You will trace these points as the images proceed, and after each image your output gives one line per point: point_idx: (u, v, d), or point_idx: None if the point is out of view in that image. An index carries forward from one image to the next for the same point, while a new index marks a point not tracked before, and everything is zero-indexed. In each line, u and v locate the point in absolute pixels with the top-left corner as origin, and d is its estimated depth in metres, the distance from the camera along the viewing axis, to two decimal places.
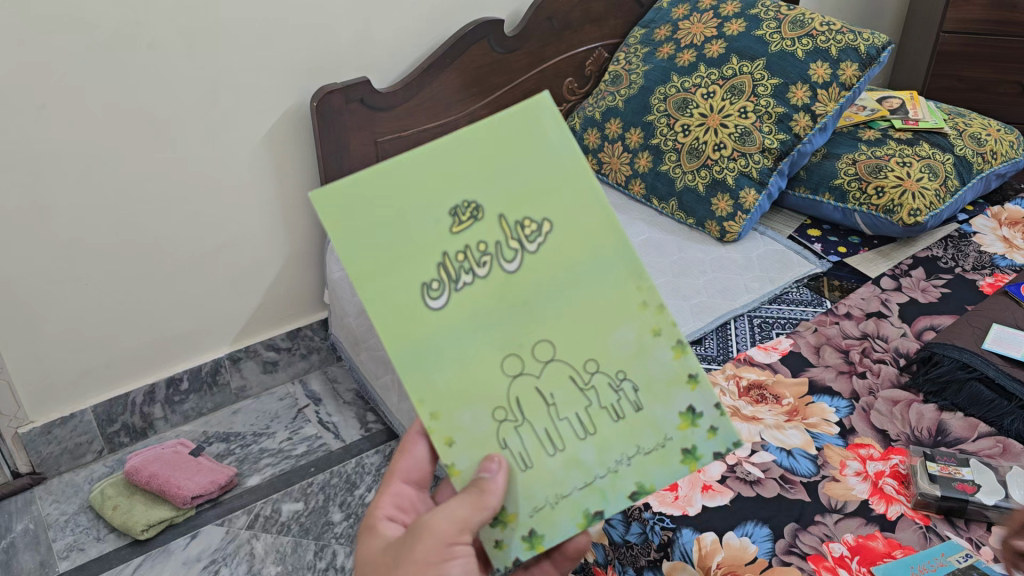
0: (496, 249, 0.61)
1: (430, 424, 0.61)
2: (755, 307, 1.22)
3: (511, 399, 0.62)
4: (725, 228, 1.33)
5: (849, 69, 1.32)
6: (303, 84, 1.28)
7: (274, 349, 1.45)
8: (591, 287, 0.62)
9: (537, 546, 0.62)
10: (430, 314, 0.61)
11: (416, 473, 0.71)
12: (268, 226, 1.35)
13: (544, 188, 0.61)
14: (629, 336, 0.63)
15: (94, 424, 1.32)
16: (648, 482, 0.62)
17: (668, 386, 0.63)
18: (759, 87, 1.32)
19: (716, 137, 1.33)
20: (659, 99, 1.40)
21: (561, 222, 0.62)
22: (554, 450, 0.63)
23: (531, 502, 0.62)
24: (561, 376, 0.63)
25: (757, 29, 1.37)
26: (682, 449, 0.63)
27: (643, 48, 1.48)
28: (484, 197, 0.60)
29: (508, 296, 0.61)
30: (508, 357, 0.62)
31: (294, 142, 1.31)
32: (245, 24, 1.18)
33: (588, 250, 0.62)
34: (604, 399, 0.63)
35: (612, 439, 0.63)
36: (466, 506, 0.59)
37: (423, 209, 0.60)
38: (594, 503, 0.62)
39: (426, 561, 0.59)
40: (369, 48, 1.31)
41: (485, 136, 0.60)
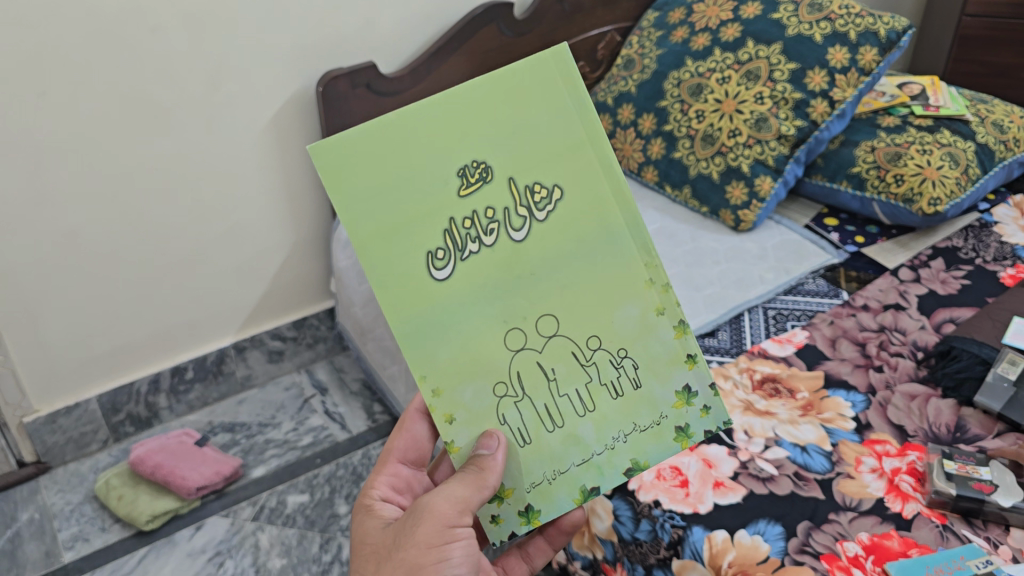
0: (505, 217, 0.65)
1: (432, 401, 0.65)
2: (770, 299, 1.19)
3: (512, 373, 0.66)
4: (739, 217, 1.30)
5: (868, 54, 1.28)
6: (308, 70, 1.25)
7: (279, 338, 1.43)
8: (599, 266, 0.68)
9: (533, 521, 0.67)
10: (436, 284, 0.64)
11: (413, 453, 0.78)
12: (273, 214, 1.33)
13: (555, 155, 0.66)
14: (633, 313, 0.69)
15: (98, 413, 1.31)
16: (644, 458, 0.68)
17: (668, 364, 0.69)
18: (775, 72, 1.29)
19: (731, 124, 1.30)
20: (673, 84, 1.37)
21: (568, 191, 0.67)
22: (554, 426, 0.68)
23: (529, 478, 0.67)
24: (563, 351, 0.68)
25: (774, 12, 1.33)
26: (676, 426, 0.69)
27: (657, 30, 1.44)
28: (495, 161, 0.64)
29: (515, 267, 0.66)
30: (511, 331, 0.66)
31: (299, 128, 1.29)
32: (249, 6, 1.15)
33: (595, 220, 0.67)
34: (605, 375, 0.69)
35: (610, 416, 0.68)
36: (467, 485, 0.63)
37: (438, 171, 0.63)
38: (591, 478, 0.68)
39: (429, 543, 0.63)
40: (375, 32, 1.28)
41: (497, 99, 0.65)
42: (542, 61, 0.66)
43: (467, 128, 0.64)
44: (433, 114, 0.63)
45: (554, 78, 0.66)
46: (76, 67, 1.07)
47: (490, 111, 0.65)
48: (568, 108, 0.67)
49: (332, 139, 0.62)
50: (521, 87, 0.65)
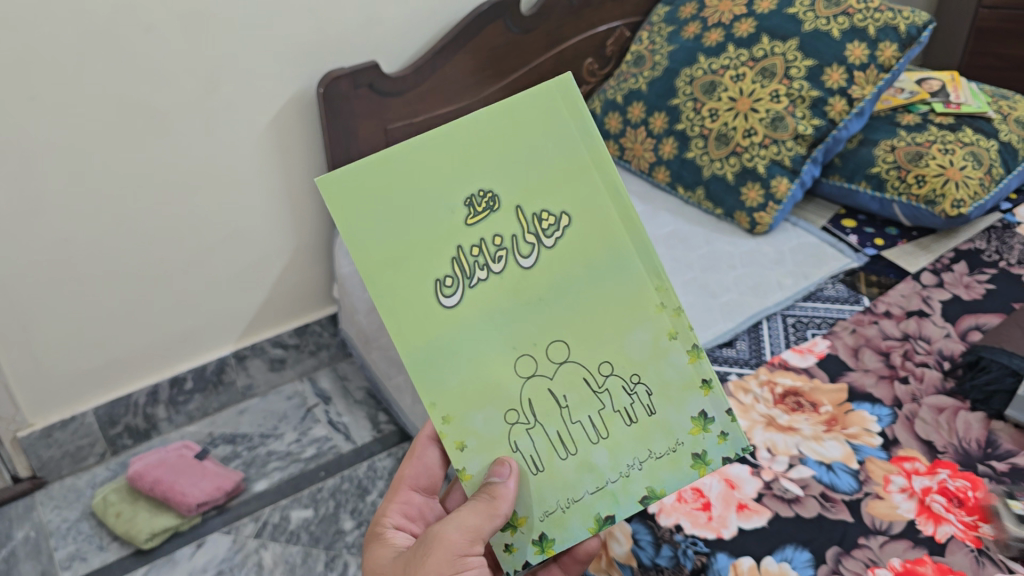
0: (512, 244, 0.67)
1: (442, 428, 0.66)
2: (788, 306, 1.15)
3: (524, 400, 0.67)
4: (755, 220, 1.25)
5: (887, 50, 1.24)
6: (307, 70, 1.21)
7: (281, 345, 1.39)
8: (609, 292, 0.69)
9: (547, 550, 0.67)
10: (445, 311, 0.66)
11: (425, 481, 0.79)
12: (274, 219, 1.29)
13: (560, 182, 0.68)
14: (644, 338, 0.69)
15: (96, 426, 1.27)
16: (660, 486, 0.68)
17: (683, 389, 0.69)
18: (791, 69, 1.25)
19: (746, 123, 1.26)
20: (685, 81, 1.33)
21: (575, 218, 0.68)
22: (567, 454, 0.68)
23: (542, 507, 0.67)
24: (576, 377, 0.68)
25: (790, 7, 1.28)
26: (693, 453, 0.68)
27: (668, 25, 1.39)
28: (501, 190, 0.67)
29: (524, 294, 0.67)
30: (522, 358, 0.67)
31: (300, 130, 1.24)
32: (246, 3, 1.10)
33: (602, 246, 0.69)
34: (618, 402, 0.69)
35: (625, 442, 0.68)
36: (477, 514, 0.64)
37: (445, 200, 0.66)
38: (606, 506, 0.67)
39: (439, 573, 0.63)
40: (377, 29, 1.23)
41: (502, 129, 0.67)
42: (546, 90, 0.68)
43: (472, 157, 0.66)
44: (437, 145, 0.66)
45: (557, 106, 0.68)
46: (66, 70, 1.03)
47: (495, 139, 0.67)
48: (573, 135, 0.69)
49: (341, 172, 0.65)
50: (526, 117, 0.68)
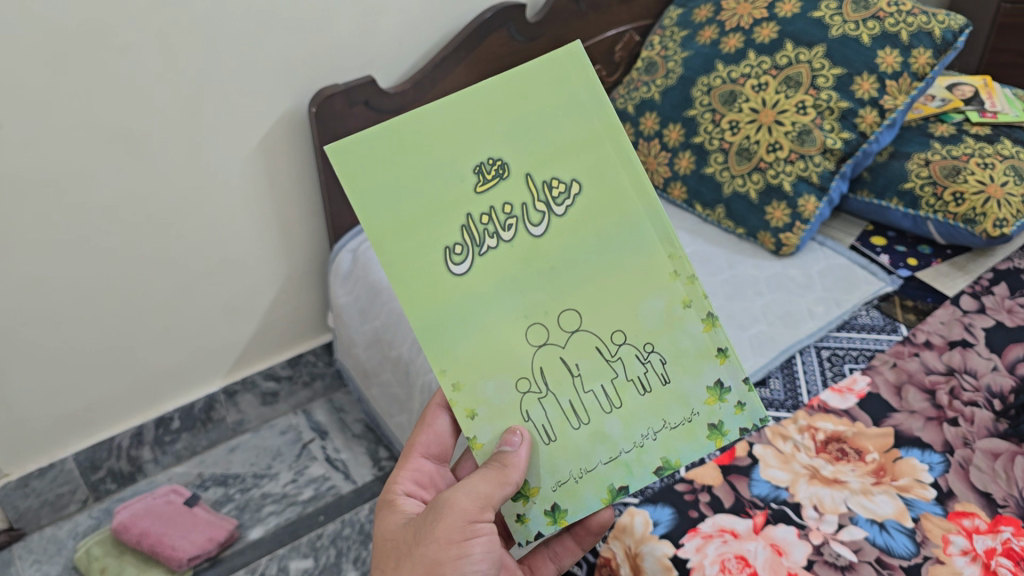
0: (522, 213, 0.68)
1: (453, 396, 0.67)
2: (822, 337, 1.07)
3: (535, 369, 0.68)
4: (781, 241, 1.17)
5: (921, 56, 1.16)
6: (299, 87, 1.11)
7: (273, 378, 1.31)
8: (621, 260, 0.70)
9: (559, 521, 0.68)
10: (454, 278, 0.67)
11: (435, 448, 0.79)
12: (263, 244, 1.20)
13: (571, 151, 0.69)
14: (658, 306, 0.70)
15: (76, 473, 1.18)
16: (674, 456, 0.69)
17: (698, 359, 0.70)
18: (818, 78, 1.17)
19: (771, 136, 1.17)
20: (702, 90, 1.24)
21: (586, 187, 0.69)
22: (579, 423, 0.69)
23: (554, 477, 0.68)
24: (588, 346, 0.69)
25: (815, 10, 1.20)
26: (708, 423, 0.70)
27: (681, 29, 1.30)
28: (510, 159, 0.68)
29: (535, 263, 0.68)
30: (533, 326, 0.68)
31: (292, 152, 1.15)
32: (231, 15, 1.01)
33: (614, 214, 0.70)
34: (631, 371, 0.70)
35: (638, 412, 0.69)
36: (488, 481, 0.64)
37: (455, 169, 0.67)
38: (619, 477, 0.68)
39: (450, 540, 0.64)
40: (374, 40, 1.14)
41: (513, 98, 0.68)
42: (558, 58, 0.69)
43: (482, 126, 0.67)
44: (446, 115, 0.67)
45: (570, 74, 0.69)
46: (33, 94, 0.93)
47: (505, 109, 0.68)
48: (584, 103, 0.70)
49: (350, 138, 0.66)
50: (537, 86, 0.69)
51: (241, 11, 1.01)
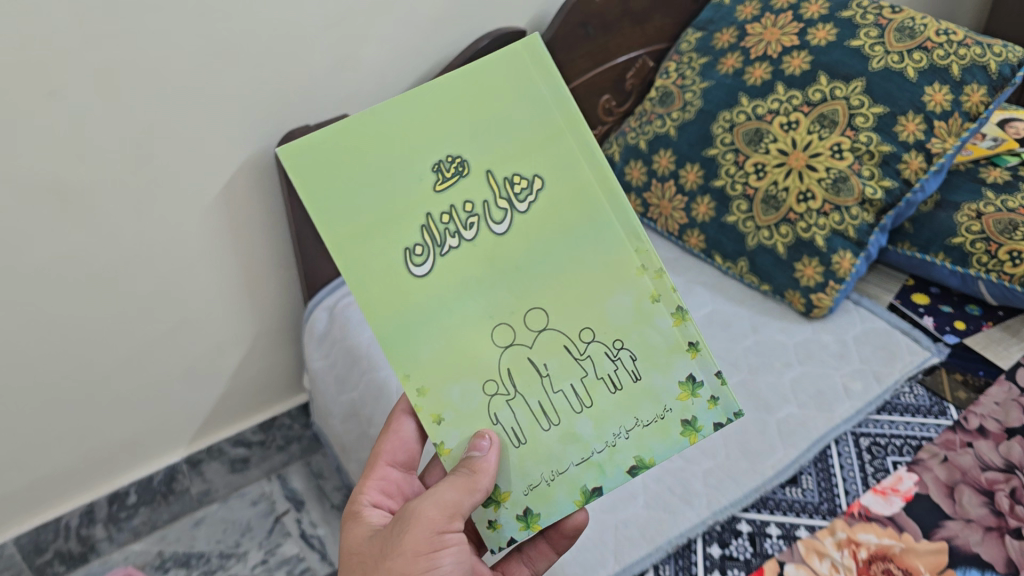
0: (484, 210, 0.65)
1: (418, 401, 0.64)
2: (860, 422, 0.93)
3: (502, 370, 0.65)
4: (812, 302, 1.04)
5: (975, 94, 1.01)
6: (263, 128, 0.98)
7: (243, 445, 1.19)
8: (588, 255, 0.67)
9: (533, 526, 0.65)
10: (416, 280, 0.64)
11: (402, 455, 0.73)
12: (228, 299, 1.07)
13: (533, 146, 0.66)
14: (626, 302, 0.67)
15: (17, 557, 1.06)
16: (648, 455, 0.65)
17: (669, 354, 0.67)
18: (856, 117, 1.02)
19: (801, 183, 1.04)
20: (724, 127, 1.10)
21: (549, 182, 0.66)
22: (550, 424, 0.65)
23: (526, 480, 0.65)
24: (556, 346, 0.66)
25: (852, 38, 1.05)
26: (682, 420, 0.66)
27: (700, 55, 1.16)
28: (471, 155, 0.65)
29: (499, 261, 0.65)
30: (498, 327, 0.65)
31: (259, 202, 1.02)
32: (185, 53, 0.87)
33: (580, 210, 0.66)
34: (601, 368, 0.67)
35: (610, 412, 0.66)
36: (456, 489, 0.61)
37: (413, 166, 0.64)
38: (592, 478, 0.65)
39: (417, 552, 0.59)
40: (352, 74, 1.00)
41: (471, 92, 0.65)
42: (514, 53, 0.66)
43: (440, 123, 0.64)
44: (403, 112, 0.64)
45: (527, 67, 0.66)
46: None
47: (465, 103, 0.65)
48: (544, 97, 0.66)
49: (303, 141, 0.64)
50: (495, 78, 0.66)
51: (195, 49, 0.87)
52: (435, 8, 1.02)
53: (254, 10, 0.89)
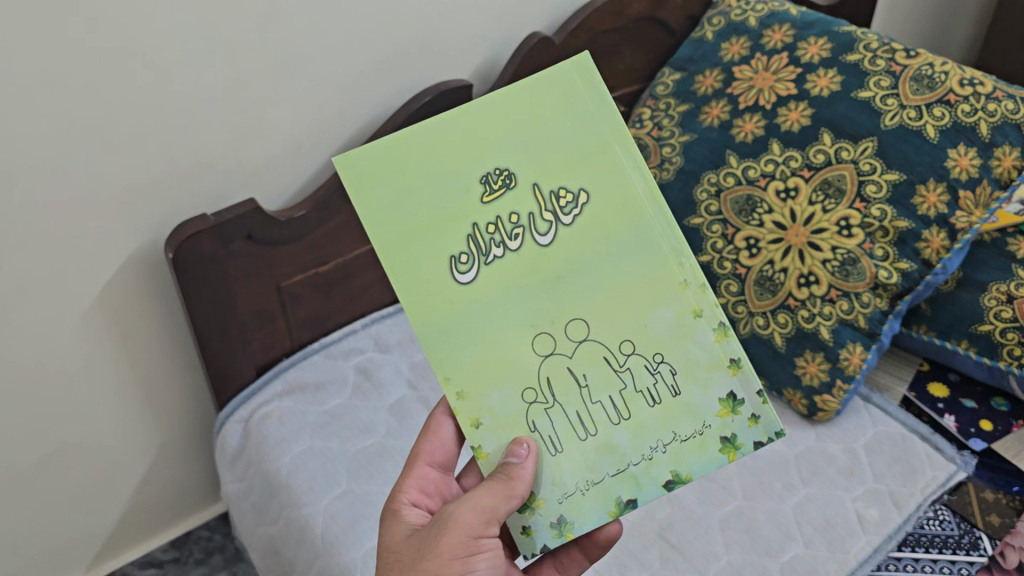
0: (528, 222, 0.57)
1: (456, 405, 0.57)
2: (879, 564, 0.77)
3: (542, 379, 0.57)
4: (816, 405, 0.88)
5: (1007, 158, 0.84)
6: (147, 220, 0.82)
7: (154, 565, 1.06)
8: (630, 269, 0.58)
9: (567, 535, 0.56)
10: (459, 288, 0.57)
11: (441, 456, 0.63)
12: (123, 409, 0.92)
13: (582, 158, 0.58)
14: (667, 316, 0.58)
15: None
16: (685, 471, 0.56)
17: (709, 369, 0.58)
18: (867, 185, 0.86)
19: (802, 264, 0.87)
20: (710, 190, 0.93)
21: (597, 193, 0.58)
22: (586, 435, 0.57)
23: (560, 489, 0.56)
24: (596, 357, 0.57)
25: (860, 88, 0.89)
26: (721, 437, 0.57)
27: (680, 102, 0.99)
28: (519, 165, 0.57)
29: (542, 273, 0.57)
30: (540, 336, 0.57)
31: (150, 304, 0.87)
32: (33, 141, 0.72)
33: (626, 222, 0.58)
34: (640, 381, 0.57)
35: (649, 424, 0.57)
36: (493, 495, 0.53)
37: (460, 176, 0.57)
38: (627, 490, 0.56)
39: (452, 555, 0.53)
40: (258, 147, 0.85)
41: (517, 108, 0.58)
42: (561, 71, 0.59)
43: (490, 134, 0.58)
44: (453, 124, 0.58)
45: (575, 87, 0.59)
46: None
47: (513, 117, 0.58)
48: (593, 114, 0.59)
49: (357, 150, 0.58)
50: (542, 97, 0.59)
51: (52, 134, 0.72)
52: (355, 66, 0.87)
53: (124, 83, 0.74)
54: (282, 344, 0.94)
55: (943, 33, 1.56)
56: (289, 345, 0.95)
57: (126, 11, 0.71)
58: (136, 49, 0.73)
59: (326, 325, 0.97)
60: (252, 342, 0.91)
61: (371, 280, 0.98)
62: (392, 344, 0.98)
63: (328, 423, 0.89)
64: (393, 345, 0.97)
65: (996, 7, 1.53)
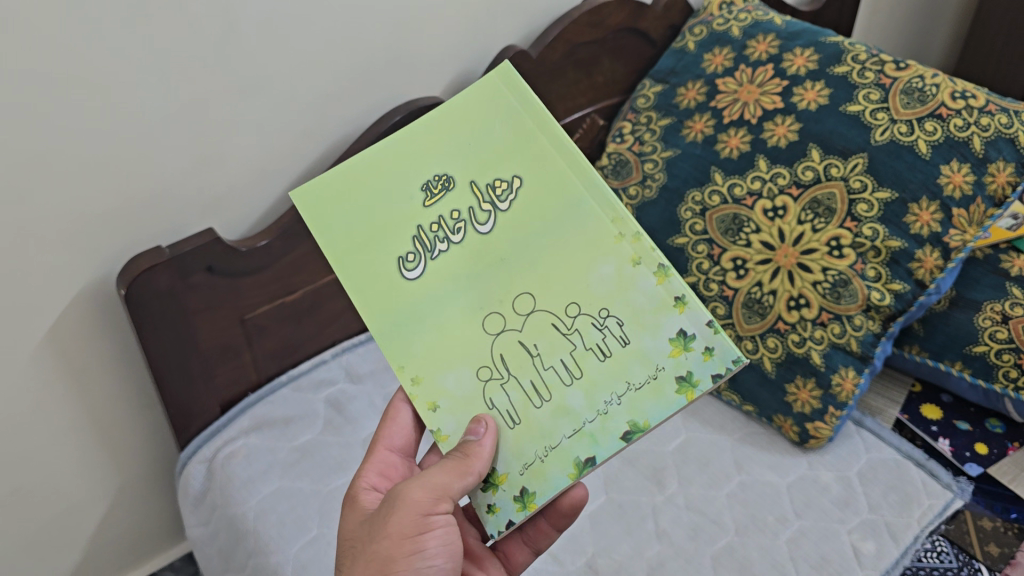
0: (470, 215, 0.56)
1: (412, 391, 0.57)
2: None
3: (495, 357, 0.55)
4: (807, 432, 0.85)
5: (1001, 173, 0.81)
6: (102, 252, 0.78)
7: None
8: (569, 237, 0.55)
9: (530, 506, 0.53)
10: (408, 285, 0.57)
11: (402, 441, 0.62)
12: (80, 449, 0.87)
13: (511, 146, 0.56)
14: (608, 272, 0.54)
15: None
16: (641, 420, 0.52)
17: (655, 314, 0.53)
18: (858, 203, 0.83)
19: (792, 286, 0.84)
20: (695, 209, 0.91)
21: (529, 176, 0.56)
22: (541, 401, 0.54)
23: (520, 459, 0.54)
24: (543, 325, 0.54)
25: (849, 102, 0.86)
26: (676, 377, 0.52)
27: (661, 116, 0.97)
28: (454, 167, 0.57)
29: (484, 260, 0.56)
30: (489, 315, 0.55)
31: (108, 338, 0.82)
32: None
33: (558, 198, 0.55)
34: (588, 339, 0.54)
35: (601, 380, 0.53)
36: (446, 472, 0.52)
37: (401, 186, 0.58)
38: (584, 450, 0.53)
39: (402, 534, 0.51)
40: (218, 172, 0.81)
41: (447, 119, 0.58)
42: (489, 82, 0.58)
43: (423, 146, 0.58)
44: (390, 145, 0.59)
45: (497, 88, 0.57)
46: None
47: (442, 129, 0.58)
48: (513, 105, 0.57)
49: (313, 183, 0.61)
50: (465, 102, 0.58)
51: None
52: (319, 84, 0.84)
53: (71, 109, 0.70)
54: (248, 378, 0.90)
55: (918, 45, 1.55)
56: (256, 379, 0.91)
57: (72, 34, 0.67)
58: (84, 74, 0.69)
59: (295, 355, 0.93)
60: (217, 377, 0.87)
61: (341, 308, 0.94)
62: (365, 374, 0.93)
63: (298, 462, 0.84)
64: (366, 374, 0.93)
65: (972, 21, 1.53)
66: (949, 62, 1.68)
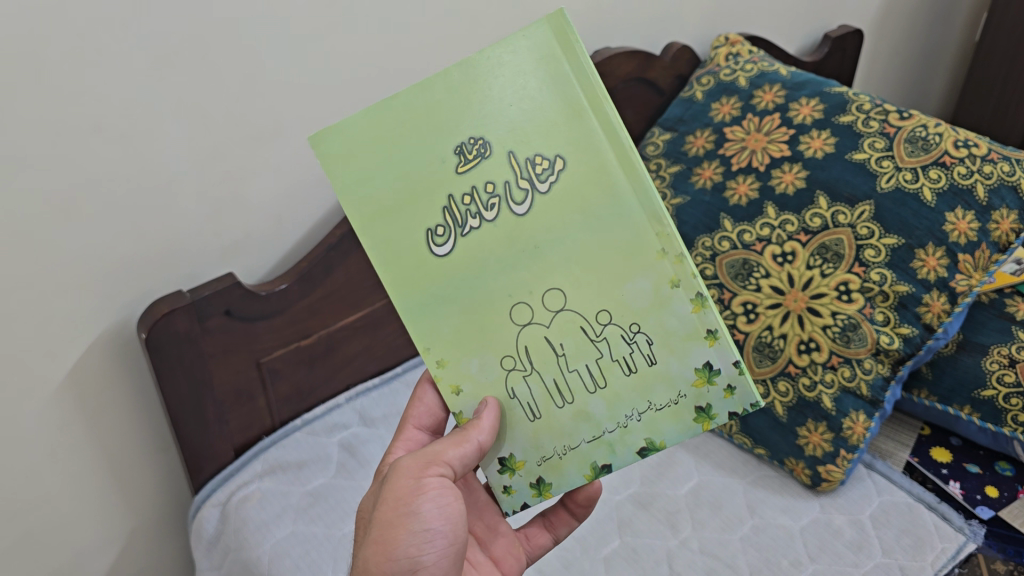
0: (505, 191, 0.52)
1: (436, 372, 0.55)
2: None
3: (518, 348, 0.54)
4: (819, 475, 0.84)
5: (1004, 221, 0.82)
6: (124, 299, 0.79)
7: None
8: (608, 240, 0.52)
9: (546, 494, 0.56)
10: (435, 261, 0.54)
11: (430, 420, 0.64)
12: (95, 490, 0.86)
13: (560, 123, 0.51)
14: (644, 287, 0.52)
15: None
16: (659, 440, 0.53)
17: (685, 339, 0.52)
18: (865, 249, 0.84)
19: (802, 330, 0.85)
20: (705, 254, 0.93)
21: (575, 159, 0.51)
22: (563, 402, 0.54)
23: (538, 451, 0.55)
24: (572, 326, 0.53)
25: (854, 150, 0.89)
26: (695, 407, 0.52)
27: (671, 163, 1.01)
28: (492, 131, 0.52)
29: (517, 245, 0.53)
30: (517, 305, 0.53)
31: (123, 382, 0.82)
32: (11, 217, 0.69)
33: (602, 192, 0.51)
34: (616, 350, 0.53)
35: (623, 392, 0.53)
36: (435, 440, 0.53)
37: (431, 146, 0.53)
38: (602, 456, 0.54)
39: (395, 498, 0.52)
40: (238, 218, 0.83)
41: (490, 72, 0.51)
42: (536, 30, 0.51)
43: (464, 101, 0.52)
44: (422, 93, 0.52)
45: (548, 47, 0.51)
46: None
47: (484, 80, 0.51)
48: (566, 75, 0.51)
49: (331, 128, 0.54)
50: (515, 57, 0.51)
51: (27, 207, 0.69)
52: None
53: (94, 158, 0.71)
54: (261, 422, 0.91)
55: (912, 97, 1.59)
56: (270, 423, 0.92)
57: (97, 84, 0.69)
58: (106, 122, 0.71)
59: (307, 400, 0.94)
60: (229, 421, 0.87)
61: (356, 350, 0.95)
62: (378, 418, 0.93)
63: (310, 506, 0.82)
64: (378, 419, 0.93)
65: (966, 73, 1.57)
66: (945, 112, 1.71)
